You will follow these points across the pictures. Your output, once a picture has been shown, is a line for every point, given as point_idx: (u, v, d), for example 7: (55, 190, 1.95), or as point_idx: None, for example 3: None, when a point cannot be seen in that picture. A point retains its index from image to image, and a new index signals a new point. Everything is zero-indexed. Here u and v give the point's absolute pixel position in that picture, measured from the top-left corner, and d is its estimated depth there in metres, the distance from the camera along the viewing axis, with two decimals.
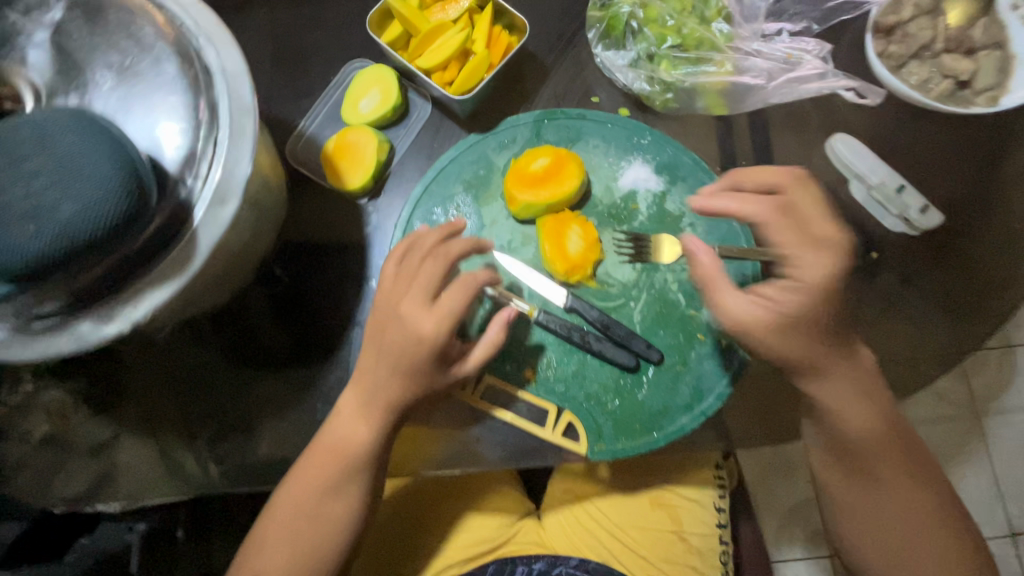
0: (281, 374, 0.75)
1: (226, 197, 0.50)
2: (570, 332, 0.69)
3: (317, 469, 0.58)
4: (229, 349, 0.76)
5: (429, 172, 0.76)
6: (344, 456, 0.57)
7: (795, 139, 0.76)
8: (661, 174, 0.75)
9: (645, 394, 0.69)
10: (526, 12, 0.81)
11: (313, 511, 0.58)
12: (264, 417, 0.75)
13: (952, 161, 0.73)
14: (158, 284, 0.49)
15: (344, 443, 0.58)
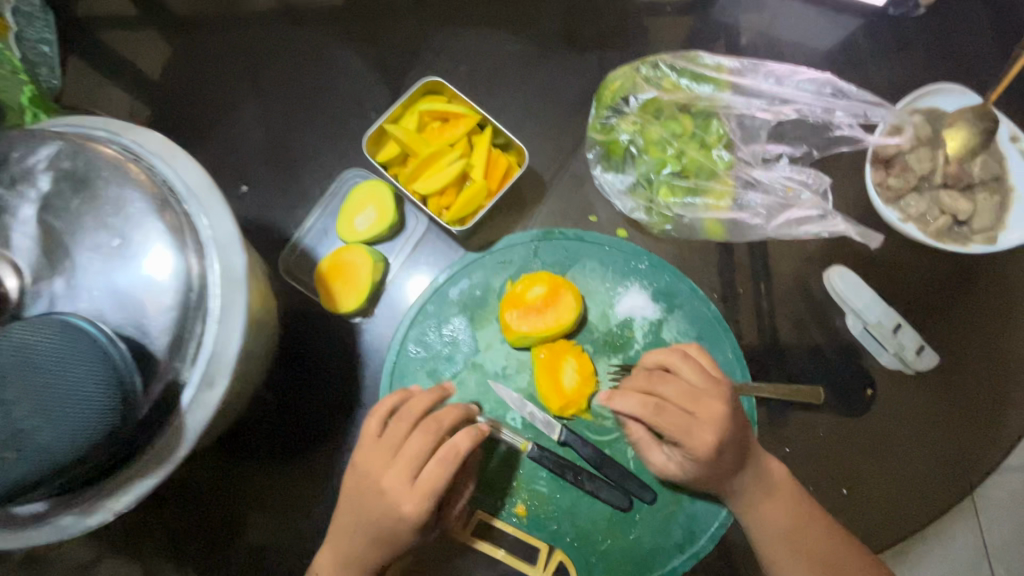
0: (268, 495, 0.74)
1: (215, 379, 0.49)
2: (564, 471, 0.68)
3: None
4: (217, 469, 0.74)
5: (425, 293, 0.76)
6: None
7: (793, 266, 0.76)
8: (658, 301, 0.75)
9: (637, 534, 0.68)
10: (525, 125, 0.80)
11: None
12: (251, 540, 0.73)
13: (946, 296, 0.74)
14: (141, 473, 0.48)
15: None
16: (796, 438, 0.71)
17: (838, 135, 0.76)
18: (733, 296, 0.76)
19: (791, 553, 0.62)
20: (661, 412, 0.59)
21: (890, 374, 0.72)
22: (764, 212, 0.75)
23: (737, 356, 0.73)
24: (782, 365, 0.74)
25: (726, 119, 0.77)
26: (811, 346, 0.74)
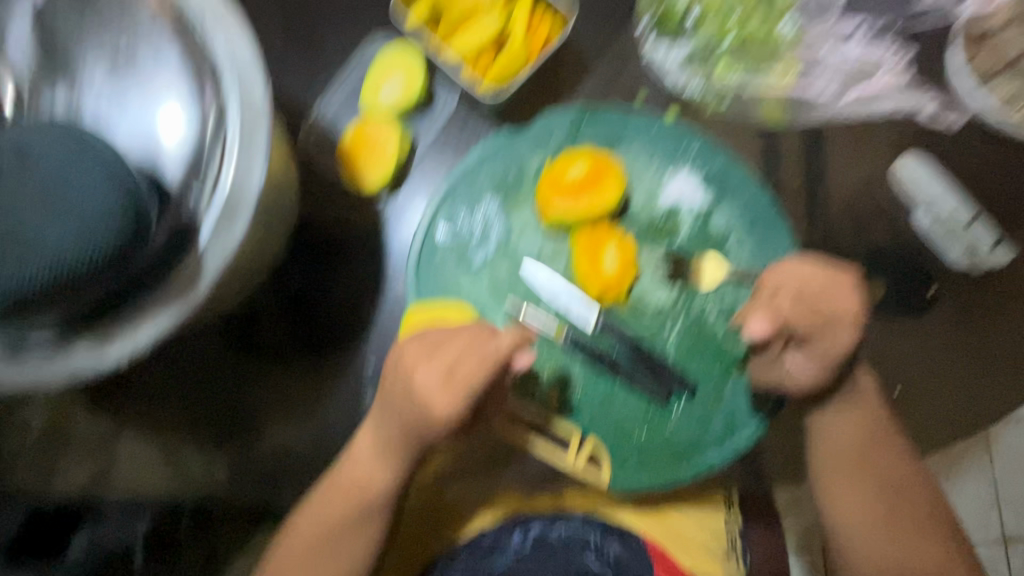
0: (289, 378, 0.72)
1: (235, 214, 0.44)
2: (600, 358, 0.64)
3: (337, 501, 0.59)
4: (235, 350, 0.73)
5: (455, 172, 0.70)
6: (360, 492, 0.58)
7: (855, 156, 0.70)
8: (708, 189, 0.69)
9: (674, 425, 0.65)
10: None
11: (332, 542, 0.59)
12: (270, 421, 0.72)
13: None
14: (161, 308, 0.44)
15: (369, 475, 0.58)
16: None
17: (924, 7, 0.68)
18: (789, 188, 0.71)
19: (846, 464, 0.58)
20: (801, 304, 0.52)
21: (957, 274, 0.67)
22: (836, 88, 0.69)
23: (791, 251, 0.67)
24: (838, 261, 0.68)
25: None
26: (872, 243, 0.68)
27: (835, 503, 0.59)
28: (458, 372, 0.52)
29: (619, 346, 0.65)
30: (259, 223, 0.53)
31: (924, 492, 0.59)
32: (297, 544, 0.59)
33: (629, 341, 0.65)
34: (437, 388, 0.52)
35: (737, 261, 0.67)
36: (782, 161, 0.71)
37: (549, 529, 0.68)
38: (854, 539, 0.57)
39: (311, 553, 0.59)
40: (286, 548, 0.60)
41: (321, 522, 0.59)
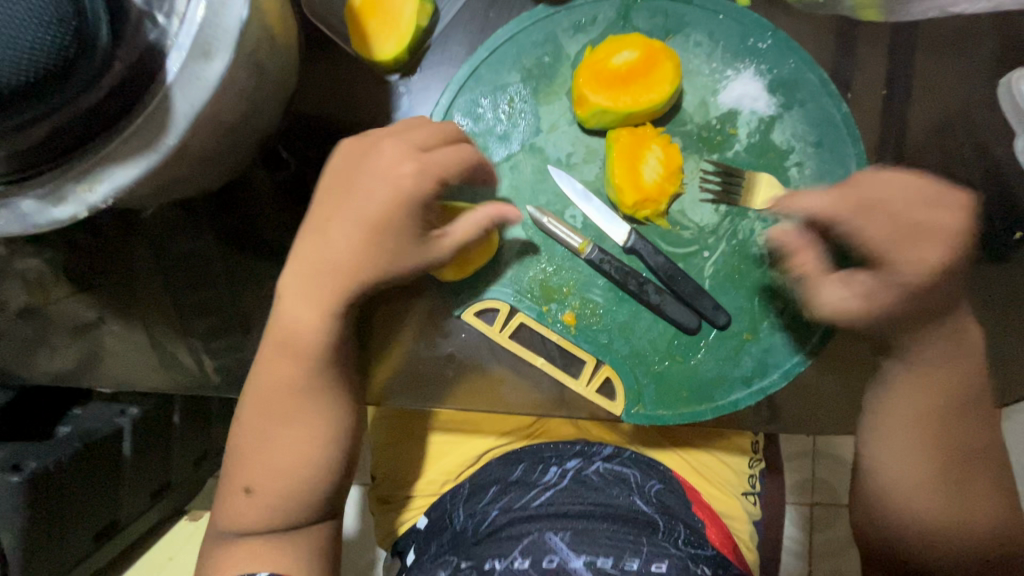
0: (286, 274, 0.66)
1: (211, 51, 0.36)
2: (626, 279, 0.58)
3: (280, 358, 0.53)
4: (227, 239, 0.67)
5: (480, 52, 0.60)
6: (296, 340, 0.53)
7: (946, 68, 0.60)
8: (774, 94, 0.58)
9: (702, 360, 0.59)
10: None
11: (295, 430, 0.54)
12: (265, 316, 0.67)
13: None
14: (120, 159, 0.37)
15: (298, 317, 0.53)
16: None
17: None
18: (868, 102, 0.61)
19: (920, 425, 0.51)
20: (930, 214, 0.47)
21: None
22: None
23: (862, 174, 0.58)
24: None
25: None
26: (957, 174, 0.60)
27: (893, 460, 0.52)
28: (410, 135, 0.51)
29: (652, 270, 0.58)
30: (247, 76, 0.45)
31: (992, 477, 0.51)
32: (258, 420, 0.54)
33: (660, 264, 0.57)
34: (397, 154, 0.50)
35: (796, 181, 0.59)
36: (866, 70, 0.61)
37: (589, 465, 0.72)
38: (908, 501, 0.51)
39: (274, 433, 0.54)
40: (246, 424, 0.54)
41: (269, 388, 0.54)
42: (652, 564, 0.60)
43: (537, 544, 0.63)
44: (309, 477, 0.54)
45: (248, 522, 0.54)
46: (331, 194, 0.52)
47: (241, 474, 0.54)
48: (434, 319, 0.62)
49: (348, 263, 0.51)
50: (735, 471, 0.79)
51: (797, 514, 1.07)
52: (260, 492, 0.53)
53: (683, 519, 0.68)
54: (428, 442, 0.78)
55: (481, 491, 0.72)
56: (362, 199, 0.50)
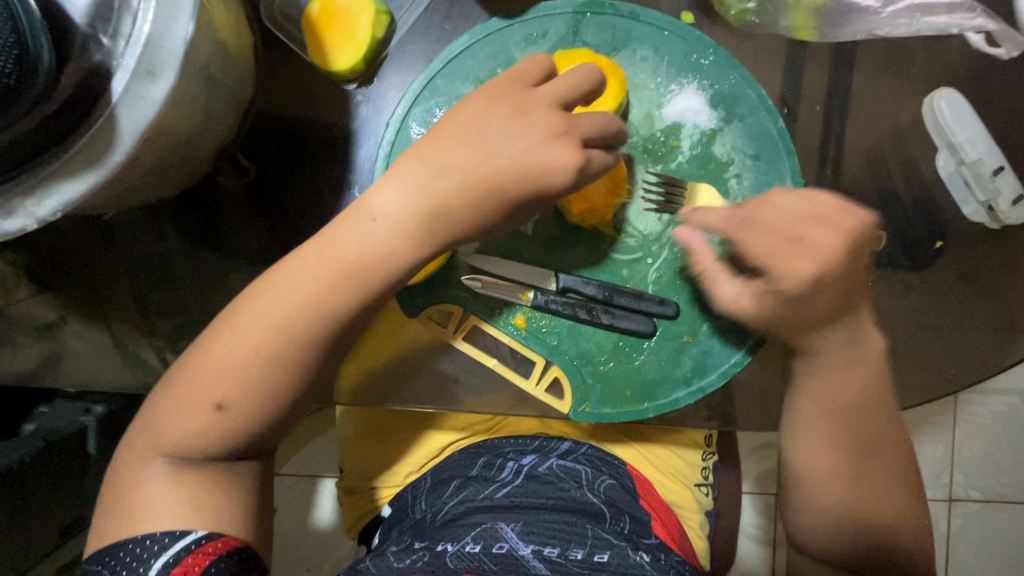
0: (251, 275, 0.68)
1: (156, 71, 0.38)
2: (575, 311, 0.61)
3: (331, 278, 0.50)
4: (193, 240, 0.68)
5: (435, 63, 0.62)
6: (362, 274, 0.50)
7: (877, 85, 0.64)
8: (716, 108, 0.61)
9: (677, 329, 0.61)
10: None
11: (288, 347, 0.50)
12: None
13: None
14: (67, 174, 0.38)
15: (370, 245, 0.50)
16: None
17: None
18: (806, 117, 0.64)
19: (832, 418, 0.54)
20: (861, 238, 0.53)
21: (969, 226, 0.62)
22: None
23: (796, 185, 0.61)
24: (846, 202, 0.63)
25: None
26: (886, 186, 0.63)
27: (800, 451, 0.56)
28: (576, 120, 0.50)
29: (588, 298, 0.61)
30: (198, 88, 0.46)
31: (895, 466, 0.55)
32: (263, 325, 0.49)
33: (596, 290, 0.61)
34: (558, 150, 0.49)
35: (735, 191, 0.62)
36: (803, 87, 0.64)
37: (545, 462, 0.76)
38: (826, 488, 0.55)
39: (270, 351, 0.49)
40: (245, 327, 0.50)
41: (294, 303, 0.49)
42: (595, 555, 0.62)
43: (489, 532, 0.65)
44: (280, 402, 0.51)
45: (205, 440, 0.50)
46: (461, 133, 0.51)
47: (211, 377, 0.49)
48: (393, 320, 0.64)
49: (442, 219, 0.50)
50: (689, 463, 0.83)
51: (751, 501, 1.11)
52: (232, 411, 0.49)
53: (629, 512, 0.71)
54: (395, 437, 0.81)
55: (443, 485, 0.75)
56: (493, 150, 0.50)
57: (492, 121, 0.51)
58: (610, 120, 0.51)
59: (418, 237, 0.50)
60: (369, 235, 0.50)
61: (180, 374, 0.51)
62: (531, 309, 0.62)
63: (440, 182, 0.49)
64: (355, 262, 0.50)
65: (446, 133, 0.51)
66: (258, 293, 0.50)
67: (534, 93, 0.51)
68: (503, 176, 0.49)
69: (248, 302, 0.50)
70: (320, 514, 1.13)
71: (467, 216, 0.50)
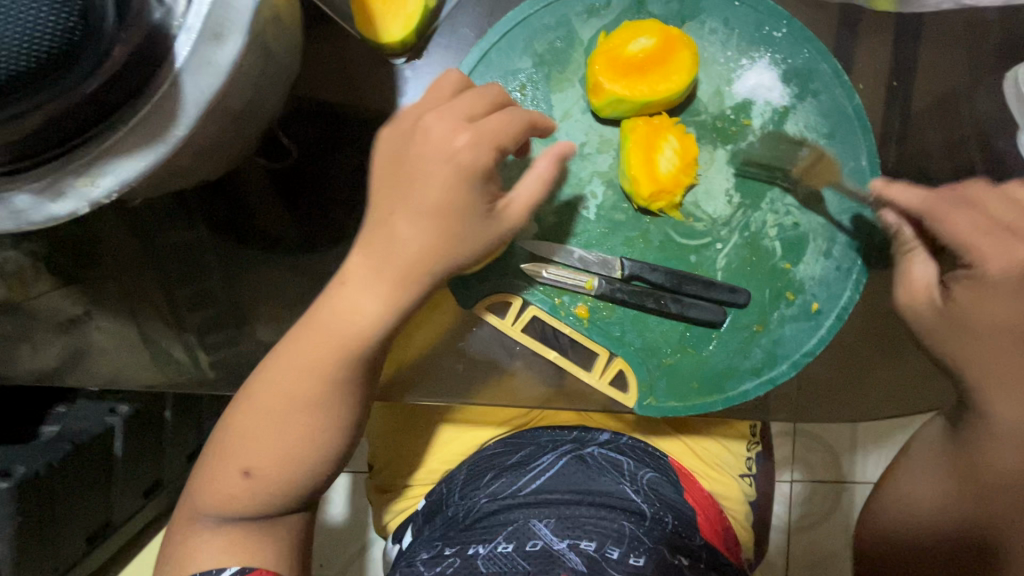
0: (288, 261, 0.63)
1: (225, 32, 0.33)
2: (642, 301, 0.57)
3: (311, 347, 0.48)
4: (222, 228, 0.63)
5: (491, 36, 0.58)
6: (342, 341, 0.47)
7: (951, 60, 0.60)
8: (789, 84, 0.58)
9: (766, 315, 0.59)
10: None
11: (292, 416, 0.48)
12: (262, 309, 0.64)
13: None
14: (125, 150, 0.34)
15: (353, 300, 0.47)
16: None
17: None
18: (877, 95, 0.61)
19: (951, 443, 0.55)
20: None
21: None
22: None
23: (872, 166, 0.58)
24: (920, 181, 0.60)
25: None
26: (962, 166, 0.60)
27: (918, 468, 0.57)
28: (485, 125, 0.46)
29: (654, 287, 0.58)
30: (255, 57, 0.42)
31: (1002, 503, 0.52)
32: (266, 398, 0.48)
33: (662, 277, 0.57)
34: (461, 136, 0.46)
35: (809, 172, 0.59)
36: (872, 61, 0.61)
37: (582, 449, 0.73)
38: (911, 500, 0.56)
39: (284, 416, 0.48)
40: (247, 404, 0.49)
41: (286, 371, 0.48)
42: (630, 556, 0.60)
43: (521, 530, 0.63)
44: (310, 434, 0.49)
45: (244, 505, 0.49)
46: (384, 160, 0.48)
47: (225, 454, 0.49)
48: (443, 312, 0.60)
49: (401, 259, 0.46)
50: (735, 453, 0.80)
51: (781, 491, 1.09)
52: (261, 475, 0.49)
53: (672, 506, 0.68)
54: (428, 432, 0.78)
55: (478, 475, 0.73)
56: (422, 177, 0.45)
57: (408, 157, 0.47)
58: (492, 92, 0.49)
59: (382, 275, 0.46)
60: (344, 287, 0.48)
61: (211, 444, 0.51)
62: (593, 298, 0.59)
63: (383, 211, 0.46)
64: (328, 336, 0.47)
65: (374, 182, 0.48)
66: (262, 367, 0.50)
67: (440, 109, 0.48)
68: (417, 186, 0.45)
69: (252, 379, 0.50)
70: (335, 510, 1.09)
71: (424, 241, 0.46)
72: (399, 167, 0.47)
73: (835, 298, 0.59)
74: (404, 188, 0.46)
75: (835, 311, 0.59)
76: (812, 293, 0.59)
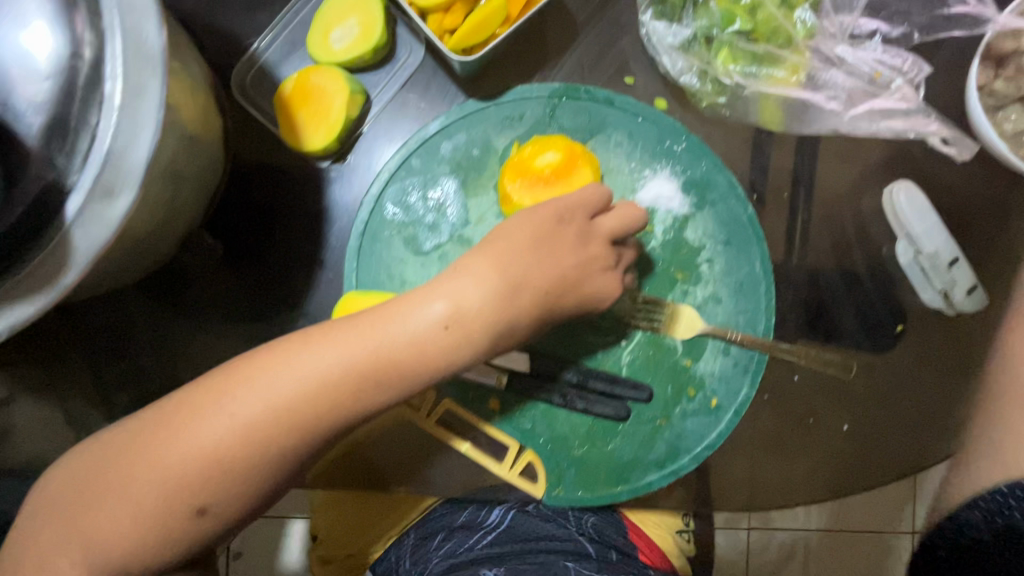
0: (216, 341, 0.64)
1: (116, 189, 0.36)
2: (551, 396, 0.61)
3: (366, 381, 0.45)
4: (156, 304, 0.64)
5: (410, 144, 0.62)
6: (401, 378, 0.46)
7: (847, 171, 0.64)
8: (687, 194, 0.62)
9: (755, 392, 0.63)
10: None
11: (284, 449, 0.43)
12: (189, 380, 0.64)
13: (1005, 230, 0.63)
14: (17, 296, 0.36)
15: (416, 346, 0.46)
16: (805, 368, 0.63)
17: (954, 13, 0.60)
18: (774, 203, 0.65)
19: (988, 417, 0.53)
20: None
21: (926, 312, 0.63)
22: (844, 97, 0.61)
23: (765, 271, 0.63)
24: (809, 284, 0.64)
25: None
26: (848, 268, 0.64)
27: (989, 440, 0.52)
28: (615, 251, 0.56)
29: (563, 382, 0.61)
30: (157, 188, 0.45)
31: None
32: (256, 422, 0.43)
33: (575, 373, 0.61)
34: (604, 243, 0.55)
35: (707, 276, 0.63)
36: (771, 171, 0.64)
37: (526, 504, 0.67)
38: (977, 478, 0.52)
39: (287, 448, 0.44)
40: (221, 421, 0.43)
41: (298, 392, 0.43)
42: None
43: None
44: (283, 475, 0.45)
45: (163, 541, 0.43)
46: (533, 243, 0.52)
47: (166, 486, 0.42)
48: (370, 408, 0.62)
49: (507, 318, 0.49)
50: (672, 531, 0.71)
51: None
52: (213, 514, 0.43)
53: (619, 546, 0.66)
54: (355, 522, 0.71)
55: (426, 539, 0.67)
56: (558, 263, 0.52)
57: (556, 234, 0.53)
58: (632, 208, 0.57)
59: (473, 344, 0.48)
60: (417, 325, 0.47)
61: (133, 454, 0.43)
62: (504, 391, 0.61)
63: (519, 297, 0.49)
64: (392, 367, 0.46)
65: (517, 233, 0.52)
66: (253, 376, 0.44)
67: (597, 227, 0.55)
68: (570, 294, 0.53)
69: (236, 384, 0.44)
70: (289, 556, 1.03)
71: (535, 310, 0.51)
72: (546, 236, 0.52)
73: (733, 394, 0.62)
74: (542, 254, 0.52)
75: (733, 406, 0.62)
76: (711, 389, 0.62)
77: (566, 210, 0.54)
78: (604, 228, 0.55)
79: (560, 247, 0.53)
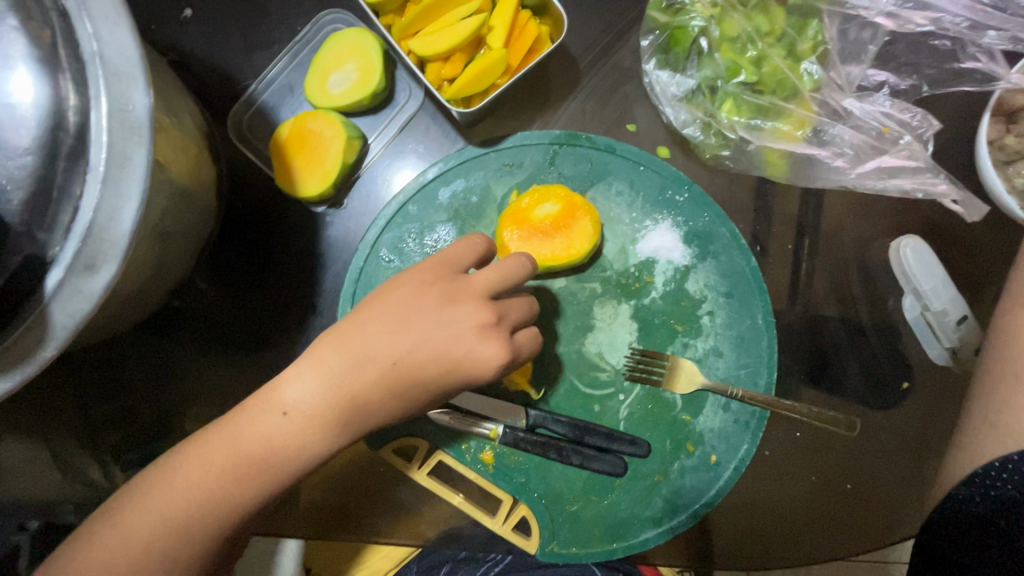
0: (211, 378, 0.62)
1: (97, 262, 0.35)
2: (546, 451, 0.58)
3: (234, 483, 0.42)
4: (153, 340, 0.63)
5: (408, 190, 0.61)
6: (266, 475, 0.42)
7: (852, 223, 0.63)
8: (689, 245, 0.61)
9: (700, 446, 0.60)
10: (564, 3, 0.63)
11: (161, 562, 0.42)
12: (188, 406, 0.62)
13: None
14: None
15: (270, 445, 0.43)
16: (809, 424, 0.62)
17: (964, 68, 0.58)
18: (778, 254, 0.63)
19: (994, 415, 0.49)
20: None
21: (936, 370, 0.61)
22: (851, 153, 0.59)
23: (767, 324, 0.61)
24: (813, 337, 0.63)
25: (828, 21, 0.58)
26: (853, 321, 0.62)
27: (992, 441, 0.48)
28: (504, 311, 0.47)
29: (558, 437, 0.59)
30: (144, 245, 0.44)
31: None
32: (129, 540, 0.42)
33: (566, 425, 0.58)
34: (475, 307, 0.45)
35: (708, 329, 0.61)
36: (775, 221, 0.63)
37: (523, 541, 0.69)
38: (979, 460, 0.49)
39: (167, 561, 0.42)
40: (99, 549, 0.42)
41: (169, 509, 0.42)
42: None
43: None
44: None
45: None
46: (388, 319, 0.45)
47: None
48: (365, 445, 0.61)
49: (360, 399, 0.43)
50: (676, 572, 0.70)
51: None
52: None
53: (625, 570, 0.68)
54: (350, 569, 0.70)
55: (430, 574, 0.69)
56: (414, 336, 0.44)
57: (419, 305, 0.45)
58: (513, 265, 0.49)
59: (333, 432, 0.43)
60: (271, 423, 0.43)
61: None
62: (499, 445, 0.60)
63: (363, 377, 0.43)
64: (255, 464, 0.42)
65: (368, 307, 0.46)
66: (128, 495, 0.44)
67: (467, 283, 0.47)
68: (426, 369, 0.44)
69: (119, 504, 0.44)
70: None
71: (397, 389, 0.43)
72: (397, 304, 0.45)
73: (733, 449, 0.61)
74: (395, 326, 0.44)
75: (733, 462, 0.61)
76: (711, 445, 0.61)
77: (424, 273, 0.47)
78: (478, 283, 0.47)
79: (417, 312, 0.45)
